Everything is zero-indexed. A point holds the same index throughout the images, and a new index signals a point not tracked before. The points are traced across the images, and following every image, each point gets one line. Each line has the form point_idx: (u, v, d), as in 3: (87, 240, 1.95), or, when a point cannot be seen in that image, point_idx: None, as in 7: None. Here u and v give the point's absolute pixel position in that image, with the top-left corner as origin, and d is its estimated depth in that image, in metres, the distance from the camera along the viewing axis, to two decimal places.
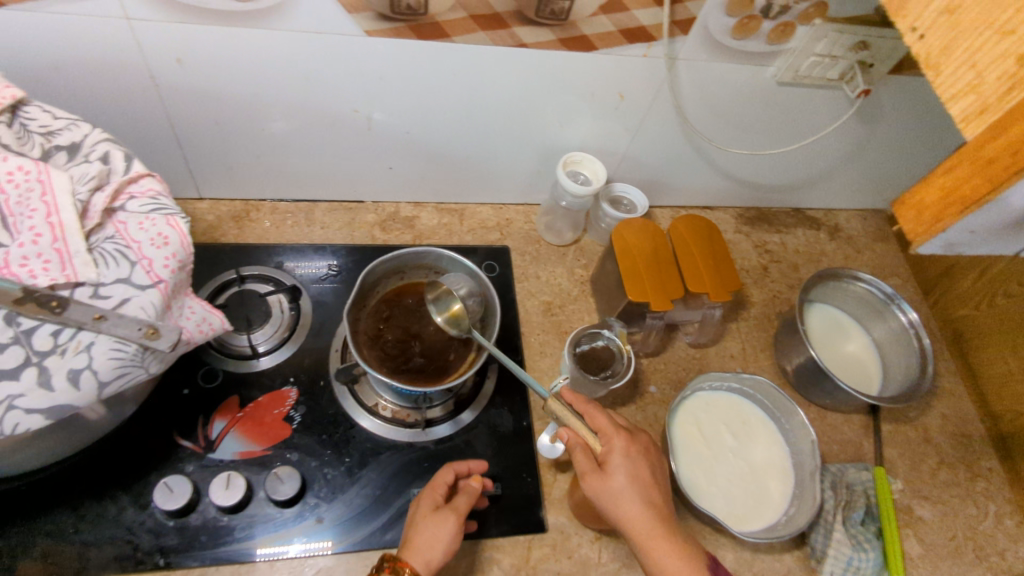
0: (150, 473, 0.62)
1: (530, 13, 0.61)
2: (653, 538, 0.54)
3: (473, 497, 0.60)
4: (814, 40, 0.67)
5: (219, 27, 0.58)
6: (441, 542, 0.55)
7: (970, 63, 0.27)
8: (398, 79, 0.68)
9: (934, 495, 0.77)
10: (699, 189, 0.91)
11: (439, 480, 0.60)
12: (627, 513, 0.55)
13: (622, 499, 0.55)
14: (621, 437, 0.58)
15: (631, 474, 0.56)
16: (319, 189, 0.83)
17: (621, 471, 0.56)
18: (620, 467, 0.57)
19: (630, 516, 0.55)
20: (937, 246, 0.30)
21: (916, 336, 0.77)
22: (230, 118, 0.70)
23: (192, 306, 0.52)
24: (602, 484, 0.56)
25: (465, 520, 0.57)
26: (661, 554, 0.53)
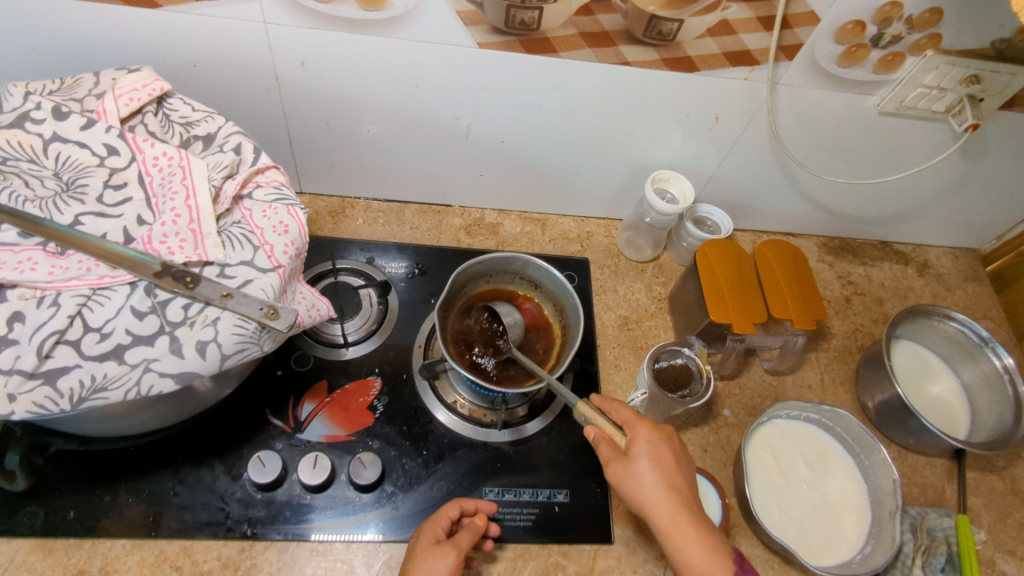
0: (243, 447, 0.65)
1: (637, 32, 0.63)
2: (678, 525, 0.52)
3: (478, 533, 0.59)
4: (923, 72, 0.66)
5: (345, 34, 0.62)
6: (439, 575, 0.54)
7: None
8: (501, 91, 0.71)
9: (1021, 551, 0.74)
10: (784, 214, 0.90)
11: (442, 513, 0.59)
12: (649, 500, 0.53)
13: (642, 485, 0.54)
14: (643, 426, 0.58)
15: (647, 459, 0.55)
16: (411, 191, 0.86)
17: (645, 456, 0.56)
18: (642, 454, 0.56)
19: (652, 502, 0.53)
20: None
21: (1011, 382, 0.74)
22: (340, 119, 0.74)
23: (303, 291, 0.55)
24: (623, 472, 0.55)
25: (467, 555, 0.56)
26: (689, 544, 0.51)
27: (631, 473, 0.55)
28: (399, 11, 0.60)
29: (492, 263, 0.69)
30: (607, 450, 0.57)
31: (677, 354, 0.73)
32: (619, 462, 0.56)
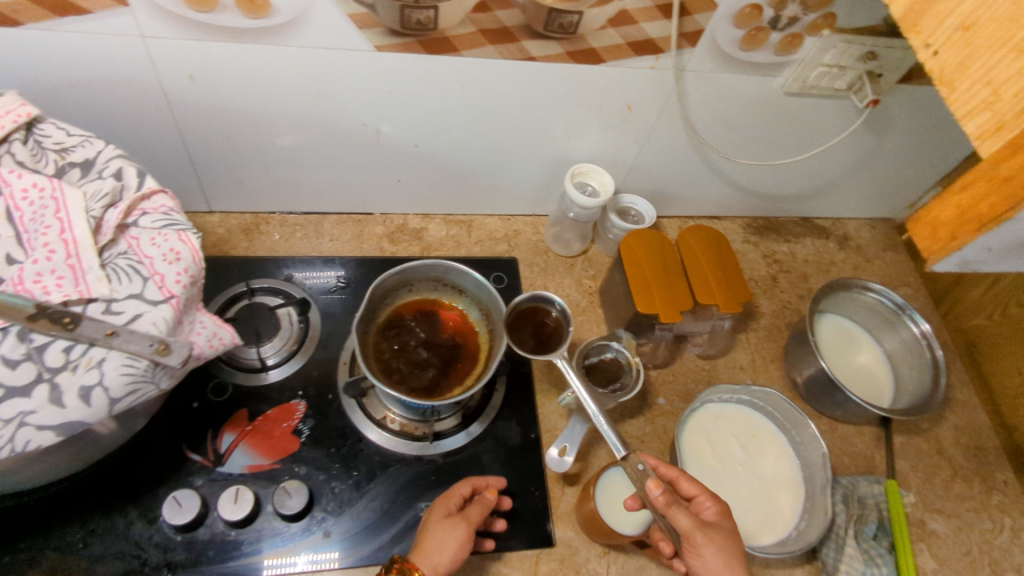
0: (159, 487, 0.62)
1: (538, 27, 0.62)
2: None
3: (487, 511, 0.60)
4: (822, 51, 0.67)
5: (232, 43, 0.58)
6: (449, 545, 0.55)
7: (985, 80, 0.26)
8: (407, 93, 0.68)
9: (948, 509, 0.77)
10: (707, 198, 0.91)
11: (454, 489, 0.61)
12: None
13: (730, 563, 0.53)
14: (720, 501, 0.58)
15: (729, 537, 0.55)
16: (328, 202, 0.83)
17: (728, 533, 0.55)
18: (725, 530, 0.55)
19: None
20: (953, 266, 0.28)
21: (928, 346, 0.76)
22: (242, 133, 0.70)
23: (203, 320, 0.52)
24: (711, 543, 0.53)
25: (475, 528, 0.57)
26: None
27: (721, 548, 0.53)
28: (286, 17, 0.57)
29: (403, 275, 0.67)
30: (688, 517, 0.54)
31: (606, 347, 0.73)
32: (706, 530, 0.54)
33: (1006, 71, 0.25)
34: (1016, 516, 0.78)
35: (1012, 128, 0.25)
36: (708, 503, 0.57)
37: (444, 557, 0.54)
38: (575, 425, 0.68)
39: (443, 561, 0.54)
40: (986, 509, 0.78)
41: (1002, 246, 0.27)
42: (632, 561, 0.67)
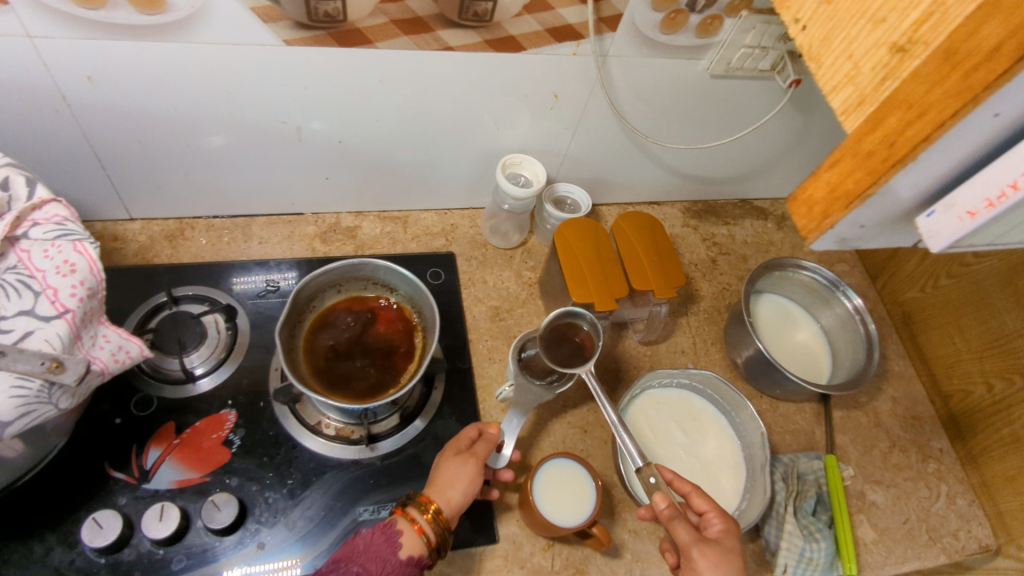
0: (79, 508, 0.59)
1: (452, 15, 0.60)
2: None
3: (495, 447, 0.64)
4: (743, 32, 0.67)
5: (130, 42, 0.56)
6: (461, 479, 0.59)
7: (847, 53, 0.27)
8: (325, 88, 0.66)
9: (887, 479, 0.78)
10: (645, 184, 0.91)
11: (462, 430, 0.65)
12: None
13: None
14: (728, 521, 0.58)
15: (730, 555, 0.55)
16: (255, 203, 0.81)
17: (729, 550, 0.56)
18: (726, 548, 0.56)
19: None
20: (830, 242, 0.29)
21: (861, 321, 0.78)
22: (154, 135, 0.67)
23: (107, 334, 0.50)
24: (707, 557, 0.54)
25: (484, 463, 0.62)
26: None
27: (719, 562, 0.54)
28: (183, 13, 0.54)
29: (329, 276, 0.65)
30: (689, 531, 0.56)
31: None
32: (704, 545, 0.55)
33: (867, 43, 0.26)
34: (951, 483, 0.81)
35: (871, 102, 0.26)
36: (716, 523, 0.58)
37: (458, 490, 0.59)
38: (513, 416, 0.67)
39: (456, 494, 0.59)
40: (923, 478, 0.80)
41: (872, 221, 0.28)
42: (577, 552, 0.67)
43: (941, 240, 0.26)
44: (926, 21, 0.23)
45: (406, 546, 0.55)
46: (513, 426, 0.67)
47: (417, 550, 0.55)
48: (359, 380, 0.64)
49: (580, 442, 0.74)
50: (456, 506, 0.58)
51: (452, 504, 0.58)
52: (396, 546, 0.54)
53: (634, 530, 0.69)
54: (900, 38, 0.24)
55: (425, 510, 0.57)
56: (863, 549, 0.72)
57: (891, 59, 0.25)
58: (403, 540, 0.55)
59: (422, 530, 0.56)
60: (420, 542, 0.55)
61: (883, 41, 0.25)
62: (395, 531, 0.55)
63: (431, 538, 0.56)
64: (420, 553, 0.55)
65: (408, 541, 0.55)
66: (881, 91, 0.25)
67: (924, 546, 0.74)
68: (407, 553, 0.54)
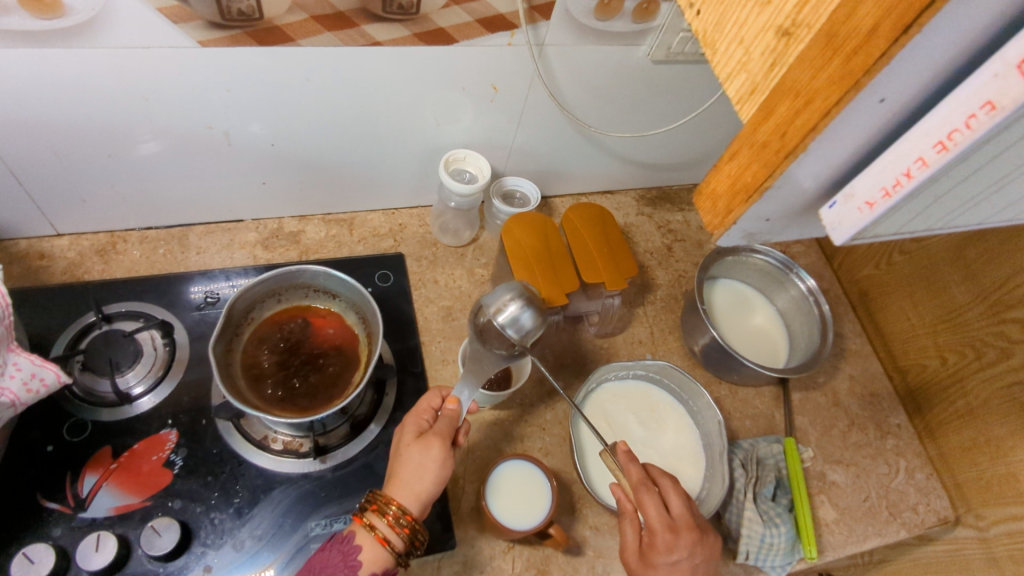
0: (11, 544, 0.56)
1: (376, 9, 0.58)
2: None
3: (458, 420, 0.61)
4: (679, 16, 0.65)
5: (29, 49, 0.52)
6: (428, 470, 0.57)
7: (739, 39, 0.26)
8: (251, 90, 0.63)
9: (846, 458, 0.79)
10: (595, 173, 0.89)
11: (424, 405, 0.62)
12: None
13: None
14: (670, 538, 0.54)
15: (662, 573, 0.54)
16: (191, 212, 0.78)
17: (661, 568, 0.54)
18: (659, 563, 0.54)
19: None
20: (739, 236, 0.29)
21: (815, 302, 0.78)
22: (71, 147, 0.64)
23: (18, 362, 0.47)
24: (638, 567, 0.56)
25: (449, 442, 0.59)
26: None
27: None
28: (84, 16, 0.51)
29: (251, 296, 0.62)
30: (631, 535, 0.57)
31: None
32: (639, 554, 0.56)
33: (755, 27, 0.25)
34: (909, 458, 0.81)
35: (763, 90, 0.25)
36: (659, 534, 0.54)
37: (425, 481, 0.57)
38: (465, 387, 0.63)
39: (424, 486, 0.57)
40: (882, 454, 0.80)
41: (778, 214, 0.27)
42: (538, 552, 0.66)
43: (844, 232, 0.25)
44: (807, 2, 0.22)
45: (367, 563, 0.54)
46: (463, 396, 0.63)
47: (380, 562, 0.55)
48: (304, 393, 0.62)
49: (538, 440, 0.73)
50: (424, 500, 0.57)
51: (419, 498, 0.57)
52: (355, 565, 0.54)
53: (595, 526, 0.68)
54: (784, 21, 0.23)
55: (386, 517, 0.55)
56: (823, 529, 0.72)
57: (778, 43, 0.24)
58: (363, 557, 0.54)
59: (384, 541, 0.55)
60: (384, 553, 0.55)
61: (770, 25, 0.24)
62: (353, 548, 0.55)
63: (396, 546, 0.56)
64: (384, 565, 0.55)
65: (369, 557, 0.55)
66: (771, 77, 0.24)
67: (884, 522, 0.75)
68: (369, 569, 0.54)
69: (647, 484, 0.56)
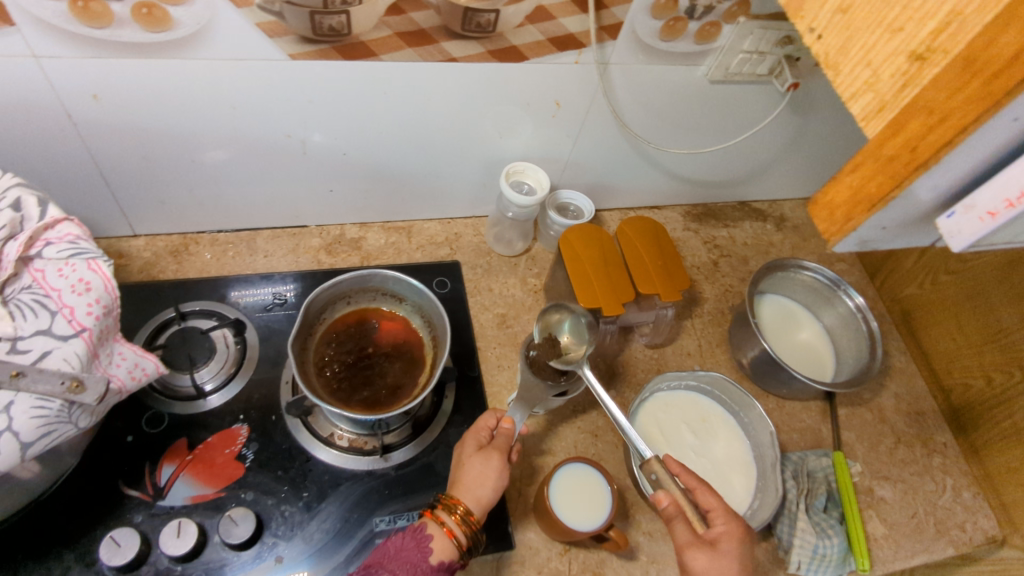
0: (95, 527, 0.59)
1: (456, 27, 0.61)
2: None
3: (513, 438, 0.65)
4: (740, 38, 0.68)
5: (135, 59, 0.56)
6: (488, 477, 0.60)
7: (866, 61, 0.28)
8: (330, 102, 0.67)
9: (893, 474, 0.79)
10: (644, 189, 0.92)
11: (482, 422, 0.65)
12: None
13: None
14: (731, 521, 0.55)
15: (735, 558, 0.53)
16: (261, 217, 0.81)
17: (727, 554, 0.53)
18: (723, 550, 0.53)
19: None
20: (853, 244, 0.30)
21: (863, 318, 0.79)
22: (158, 152, 0.67)
23: (123, 351, 0.50)
24: (700, 559, 0.53)
25: (507, 456, 0.62)
26: None
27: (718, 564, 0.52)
28: (189, 29, 0.54)
29: (321, 301, 0.65)
30: (687, 532, 0.55)
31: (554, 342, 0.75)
32: (698, 546, 0.53)
33: (884, 51, 0.27)
34: (956, 476, 0.81)
35: (892, 109, 0.27)
36: (719, 521, 0.56)
37: (486, 489, 0.59)
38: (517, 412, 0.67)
39: (485, 493, 0.60)
40: (929, 472, 0.81)
41: (893, 222, 0.29)
42: (593, 556, 0.67)
43: (963, 239, 0.28)
44: (945, 30, 0.24)
45: (437, 552, 0.56)
46: (516, 419, 0.66)
47: (448, 554, 0.56)
48: (372, 393, 0.64)
49: (591, 446, 0.75)
50: (486, 504, 0.59)
51: (481, 503, 0.59)
52: (426, 552, 0.55)
53: (648, 533, 0.70)
54: (918, 46, 0.25)
55: (454, 513, 0.58)
56: (873, 543, 0.73)
57: (910, 67, 0.26)
58: (433, 545, 0.56)
59: (452, 534, 0.57)
60: (451, 546, 0.56)
61: (902, 49, 0.26)
62: (426, 537, 0.56)
63: (461, 541, 0.57)
64: (451, 557, 0.56)
65: (439, 546, 0.56)
66: (903, 96, 0.26)
67: (933, 538, 0.75)
68: (438, 558, 0.55)
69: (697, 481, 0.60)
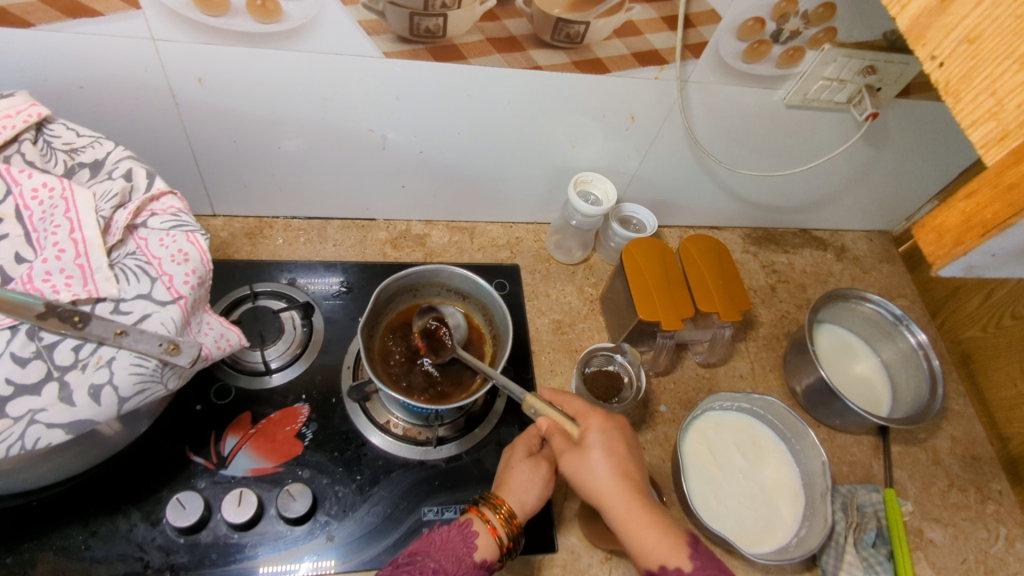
0: (161, 489, 0.61)
1: (545, 36, 0.62)
2: (630, 513, 0.52)
3: None
4: (823, 65, 0.68)
5: (242, 47, 0.59)
6: (535, 484, 0.61)
7: (990, 90, 0.28)
8: (415, 101, 0.69)
9: (945, 517, 0.77)
10: (707, 208, 0.92)
11: (534, 430, 0.67)
12: (606, 482, 0.54)
13: (598, 471, 0.54)
14: (589, 416, 0.58)
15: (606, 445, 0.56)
16: (333, 207, 0.84)
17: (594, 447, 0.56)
18: (586, 445, 0.56)
19: (608, 489, 0.53)
20: (958, 271, 0.30)
21: (925, 356, 0.77)
22: (248, 137, 0.70)
23: (210, 321, 0.52)
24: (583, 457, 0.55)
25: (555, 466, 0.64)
26: (643, 530, 0.51)
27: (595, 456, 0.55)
28: (296, 22, 0.57)
29: (390, 291, 0.67)
30: (562, 439, 0.58)
31: (611, 361, 0.76)
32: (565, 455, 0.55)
33: (1012, 82, 0.27)
34: (1011, 526, 0.79)
35: (1015, 138, 0.27)
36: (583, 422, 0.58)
37: (531, 495, 0.61)
38: None
39: (529, 499, 0.61)
40: (982, 519, 0.79)
41: (1006, 251, 0.28)
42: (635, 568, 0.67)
43: None
44: None
45: (481, 549, 0.57)
46: None
47: (490, 553, 0.57)
48: (447, 387, 0.66)
49: None
50: (529, 509, 0.60)
51: (525, 508, 0.60)
52: (471, 548, 0.56)
53: None
54: None
55: (499, 512, 0.58)
56: None
57: None
58: (478, 542, 0.57)
59: (496, 533, 0.57)
60: (493, 544, 0.57)
61: None
62: (471, 532, 0.57)
63: (504, 541, 0.58)
64: (493, 556, 0.57)
65: (483, 544, 0.57)
66: None
67: None
68: (481, 556, 0.56)
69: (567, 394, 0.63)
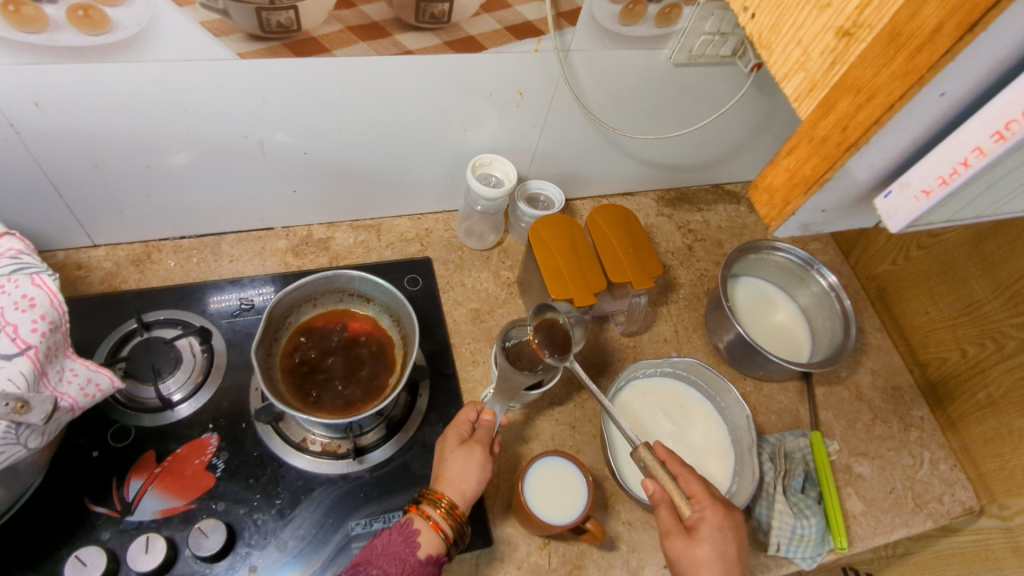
0: (61, 548, 0.57)
1: (409, 18, 0.59)
2: None
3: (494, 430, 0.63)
4: (701, 19, 0.66)
5: (76, 64, 0.53)
6: (472, 471, 0.59)
7: (796, 40, 0.28)
8: (285, 101, 0.65)
9: (871, 451, 0.80)
10: (616, 176, 0.91)
11: (463, 417, 0.63)
12: None
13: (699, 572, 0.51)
14: (714, 508, 0.54)
15: (711, 548, 0.52)
16: (224, 220, 0.80)
17: (694, 541, 0.53)
18: (703, 539, 0.52)
19: None
20: (794, 227, 0.32)
21: (836, 297, 0.79)
22: (112, 159, 0.65)
23: (74, 367, 0.48)
24: (680, 547, 0.53)
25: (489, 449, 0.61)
26: None
27: (693, 555, 0.52)
28: (130, 31, 0.52)
29: (285, 304, 0.64)
30: (669, 517, 0.55)
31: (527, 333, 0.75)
32: (675, 537, 0.53)
33: (814, 28, 0.27)
34: (933, 449, 0.82)
35: (822, 86, 0.27)
36: (701, 507, 0.55)
37: (471, 483, 0.59)
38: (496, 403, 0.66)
39: (470, 486, 0.59)
40: (906, 446, 0.81)
41: (833, 204, 0.30)
42: (573, 548, 0.67)
43: (899, 220, 0.28)
44: (868, 5, 0.25)
45: (425, 546, 0.55)
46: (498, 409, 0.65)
47: (436, 547, 0.55)
48: (354, 397, 0.63)
49: (569, 437, 0.75)
50: (471, 497, 0.58)
51: (466, 497, 0.58)
52: (414, 546, 0.54)
53: (628, 521, 0.70)
54: (845, 22, 0.26)
55: (439, 506, 0.57)
56: (852, 520, 0.73)
57: (838, 42, 0.26)
58: (421, 539, 0.55)
59: (439, 527, 0.56)
60: (439, 539, 0.56)
61: (829, 25, 0.26)
62: (413, 531, 0.55)
63: (449, 534, 0.56)
64: (439, 550, 0.55)
65: (427, 540, 0.55)
66: (831, 75, 0.27)
67: (911, 512, 0.75)
68: (427, 551, 0.55)
69: (685, 468, 0.58)
